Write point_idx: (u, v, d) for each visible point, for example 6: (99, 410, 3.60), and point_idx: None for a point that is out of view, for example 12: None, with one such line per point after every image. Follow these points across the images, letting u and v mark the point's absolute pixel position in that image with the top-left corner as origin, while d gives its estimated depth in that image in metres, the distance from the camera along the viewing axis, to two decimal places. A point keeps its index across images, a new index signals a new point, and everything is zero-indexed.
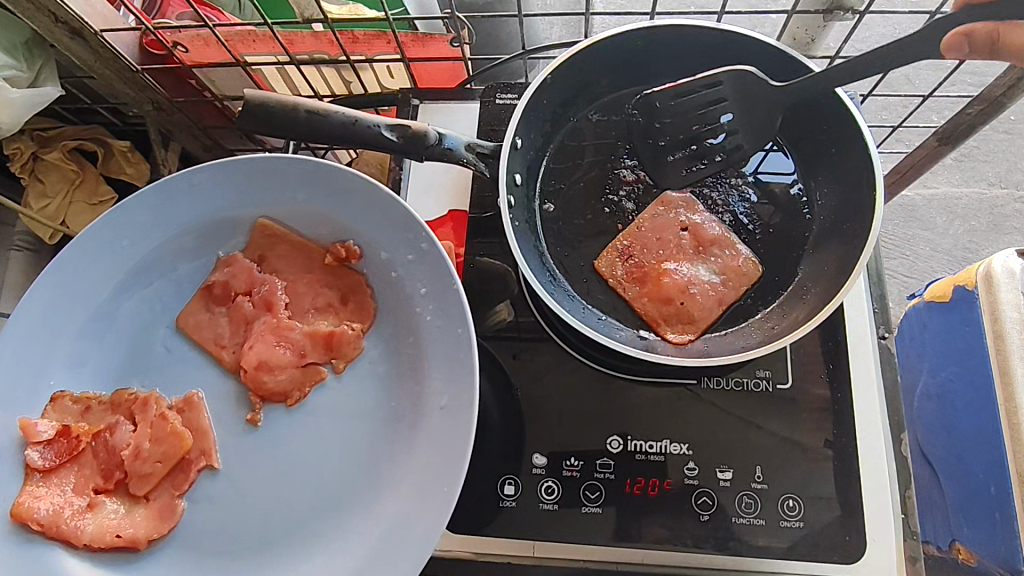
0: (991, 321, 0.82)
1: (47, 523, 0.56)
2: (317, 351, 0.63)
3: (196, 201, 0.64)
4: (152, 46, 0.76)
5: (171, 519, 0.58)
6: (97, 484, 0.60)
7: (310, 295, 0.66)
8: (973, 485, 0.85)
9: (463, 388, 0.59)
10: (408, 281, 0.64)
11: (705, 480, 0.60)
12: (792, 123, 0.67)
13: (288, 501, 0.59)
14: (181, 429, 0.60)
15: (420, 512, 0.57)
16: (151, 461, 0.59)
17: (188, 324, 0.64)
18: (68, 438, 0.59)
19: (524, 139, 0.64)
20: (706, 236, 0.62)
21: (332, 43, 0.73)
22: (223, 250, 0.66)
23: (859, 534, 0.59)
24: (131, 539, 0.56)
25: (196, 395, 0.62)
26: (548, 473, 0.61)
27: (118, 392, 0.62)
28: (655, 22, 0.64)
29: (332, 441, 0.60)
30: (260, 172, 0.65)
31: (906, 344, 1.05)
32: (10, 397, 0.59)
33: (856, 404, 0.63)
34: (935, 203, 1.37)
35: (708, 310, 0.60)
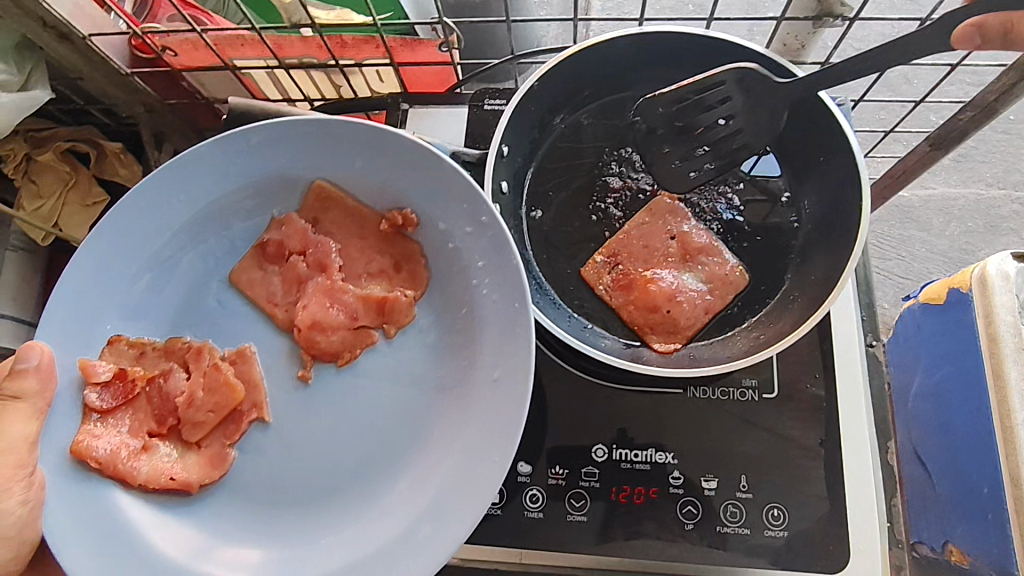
0: (985, 324, 0.84)
1: (105, 462, 0.55)
2: (369, 316, 0.61)
3: (254, 158, 0.60)
4: (141, 49, 0.76)
5: (223, 467, 0.57)
6: (152, 428, 0.58)
7: (363, 260, 0.64)
8: (966, 485, 0.86)
9: (516, 360, 0.57)
10: (464, 253, 0.61)
11: (690, 489, 0.60)
12: (780, 129, 0.67)
13: (327, 471, 0.58)
14: (234, 381, 0.59)
15: (472, 482, 0.56)
16: (204, 410, 0.58)
17: (241, 281, 0.62)
18: (124, 381, 0.58)
19: (511, 146, 0.64)
20: (694, 245, 0.62)
21: (321, 48, 0.73)
22: (277, 210, 0.63)
23: (846, 542, 0.59)
24: (184, 483, 0.56)
25: (249, 348, 0.61)
26: (533, 481, 0.61)
27: (173, 340, 0.61)
28: (645, 29, 0.64)
29: (384, 408, 0.60)
30: (322, 130, 0.60)
31: (900, 345, 1.04)
32: (67, 337, 0.56)
33: (844, 412, 0.63)
34: (932, 204, 1.36)
35: (694, 320, 0.60)
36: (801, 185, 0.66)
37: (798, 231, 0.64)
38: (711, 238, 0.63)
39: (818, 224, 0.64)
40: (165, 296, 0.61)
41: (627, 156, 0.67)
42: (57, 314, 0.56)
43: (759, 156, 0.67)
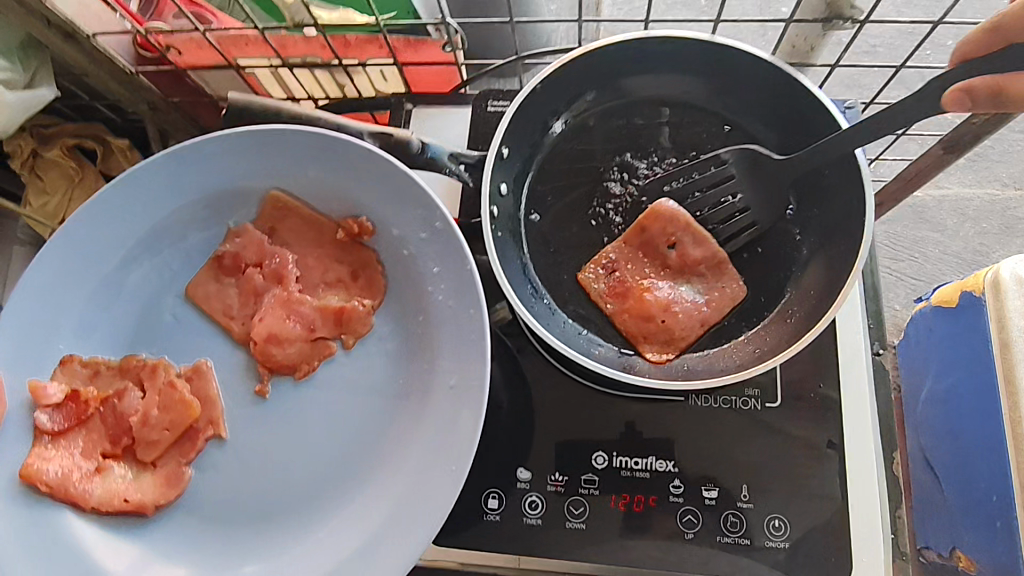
0: (996, 330, 0.81)
1: (55, 485, 0.55)
2: (326, 326, 0.61)
3: (210, 169, 0.62)
4: (145, 47, 0.76)
5: (178, 486, 0.57)
6: (106, 449, 0.58)
7: (320, 270, 0.64)
8: (976, 493, 0.84)
9: (471, 368, 0.59)
10: (419, 259, 0.62)
11: (690, 498, 0.60)
12: (788, 133, 0.66)
13: (292, 480, 0.59)
14: (188, 398, 0.59)
15: (425, 489, 0.57)
16: (159, 429, 0.58)
17: (197, 294, 0.62)
18: (76, 402, 0.58)
19: (511, 149, 0.65)
20: (691, 256, 0.62)
21: (324, 47, 0.73)
22: (232, 221, 0.64)
23: (848, 553, 0.58)
24: (138, 504, 0.56)
25: (204, 362, 0.61)
26: (532, 487, 0.61)
27: (127, 358, 0.60)
28: (649, 32, 0.64)
29: (337, 421, 0.60)
30: (276, 142, 0.62)
31: (909, 349, 1.02)
32: (19, 356, 0.58)
33: (848, 423, 0.62)
34: (946, 204, 1.34)
35: (689, 330, 0.60)
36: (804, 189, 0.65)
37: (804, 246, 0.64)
38: (709, 248, 0.62)
39: (819, 237, 0.63)
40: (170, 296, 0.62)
41: (628, 162, 0.66)
42: (8, 335, 0.57)
43: None
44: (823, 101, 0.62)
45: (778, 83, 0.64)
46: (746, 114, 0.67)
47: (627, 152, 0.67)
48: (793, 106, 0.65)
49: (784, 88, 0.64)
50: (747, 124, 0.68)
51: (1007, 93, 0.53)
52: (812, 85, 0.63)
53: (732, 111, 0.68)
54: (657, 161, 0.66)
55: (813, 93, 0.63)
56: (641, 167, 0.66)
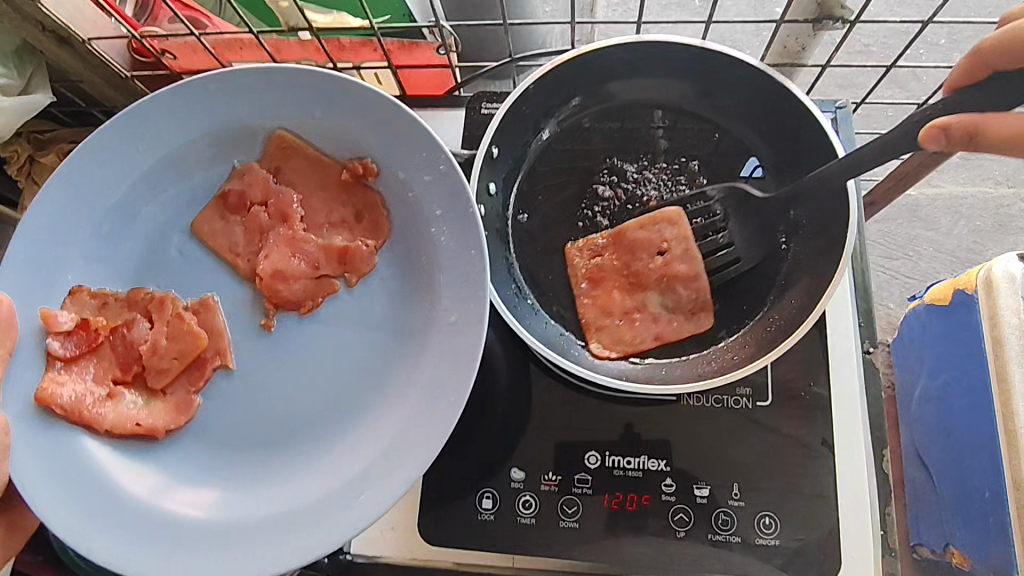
0: (990, 327, 0.82)
1: (70, 408, 0.56)
2: (330, 265, 0.62)
3: (217, 104, 0.61)
4: (141, 52, 0.76)
5: (187, 413, 0.58)
6: (116, 376, 0.59)
7: (324, 210, 0.64)
8: (968, 490, 0.85)
9: (472, 304, 0.59)
10: (423, 201, 0.62)
11: (682, 496, 0.61)
12: (776, 138, 0.68)
13: (291, 415, 0.60)
14: (197, 329, 0.59)
15: (429, 418, 0.57)
16: (168, 357, 0.59)
17: (202, 231, 0.62)
18: (87, 331, 0.58)
19: (500, 148, 0.65)
20: (678, 269, 0.62)
21: (318, 50, 0.73)
22: (238, 161, 0.64)
23: (839, 550, 0.59)
24: (149, 428, 0.57)
25: (212, 298, 0.61)
26: (526, 487, 0.61)
27: (135, 290, 0.61)
28: (643, 36, 0.65)
29: (341, 354, 0.61)
30: (283, 81, 0.61)
31: (904, 345, 1.03)
32: (29, 289, 0.58)
33: (839, 421, 0.63)
34: (939, 203, 1.35)
35: (639, 337, 0.62)
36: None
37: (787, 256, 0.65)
38: (696, 265, 0.63)
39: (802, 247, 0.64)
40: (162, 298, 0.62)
41: (618, 166, 0.67)
42: (18, 262, 0.57)
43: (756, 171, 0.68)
44: (812, 110, 0.63)
45: (767, 88, 0.65)
46: (735, 120, 0.68)
47: (618, 155, 0.67)
48: (782, 113, 0.66)
49: (774, 95, 0.65)
50: (737, 129, 0.69)
51: (986, 134, 0.45)
52: (804, 97, 0.63)
53: (721, 116, 0.69)
54: (647, 164, 0.67)
55: (803, 102, 0.63)
56: (630, 170, 0.67)
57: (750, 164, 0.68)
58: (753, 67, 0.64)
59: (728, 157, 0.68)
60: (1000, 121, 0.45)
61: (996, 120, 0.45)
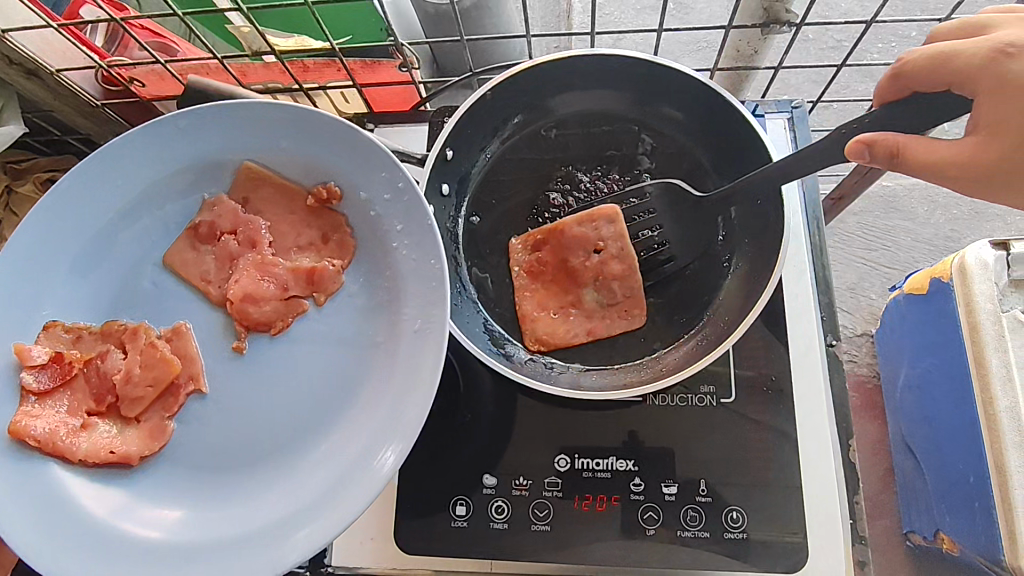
0: (965, 313, 0.83)
1: (43, 440, 0.54)
2: (299, 285, 0.61)
3: (182, 142, 0.61)
4: (110, 82, 0.77)
5: (163, 438, 0.58)
6: (90, 407, 0.57)
7: (293, 233, 0.63)
8: (953, 475, 0.86)
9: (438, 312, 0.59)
10: (385, 218, 0.62)
11: (651, 495, 0.62)
12: (726, 152, 0.69)
13: (262, 434, 0.59)
14: (170, 357, 0.58)
15: (397, 426, 0.57)
16: (141, 386, 0.58)
17: (173, 262, 0.61)
18: (61, 364, 0.57)
19: (455, 151, 0.68)
20: (611, 269, 0.64)
21: (283, 73, 0.75)
22: (207, 192, 0.63)
23: (806, 541, 0.60)
24: (124, 455, 0.56)
25: (184, 324, 0.60)
26: (497, 492, 0.62)
27: (109, 322, 0.60)
28: (598, 49, 0.67)
29: (312, 374, 0.60)
30: (245, 115, 0.61)
31: (885, 334, 1.05)
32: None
33: (802, 414, 0.64)
34: (915, 193, 1.37)
35: (573, 333, 0.64)
36: None
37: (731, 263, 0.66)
38: (630, 263, 0.64)
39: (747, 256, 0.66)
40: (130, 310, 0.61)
41: (573, 175, 0.69)
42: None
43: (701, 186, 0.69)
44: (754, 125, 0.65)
45: (716, 101, 0.67)
46: (688, 134, 0.70)
47: (573, 165, 0.70)
48: (730, 127, 0.67)
49: (722, 109, 0.67)
50: (689, 143, 0.70)
51: (909, 154, 0.48)
52: (747, 113, 0.65)
53: (672, 129, 0.70)
54: (601, 175, 0.69)
55: (746, 118, 0.65)
56: (583, 179, 0.69)
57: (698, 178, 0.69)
58: (699, 80, 0.66)
59: (673, 166, 0.70)
60: (921, 145, 0.48)
61: (916, 142, 0.48)
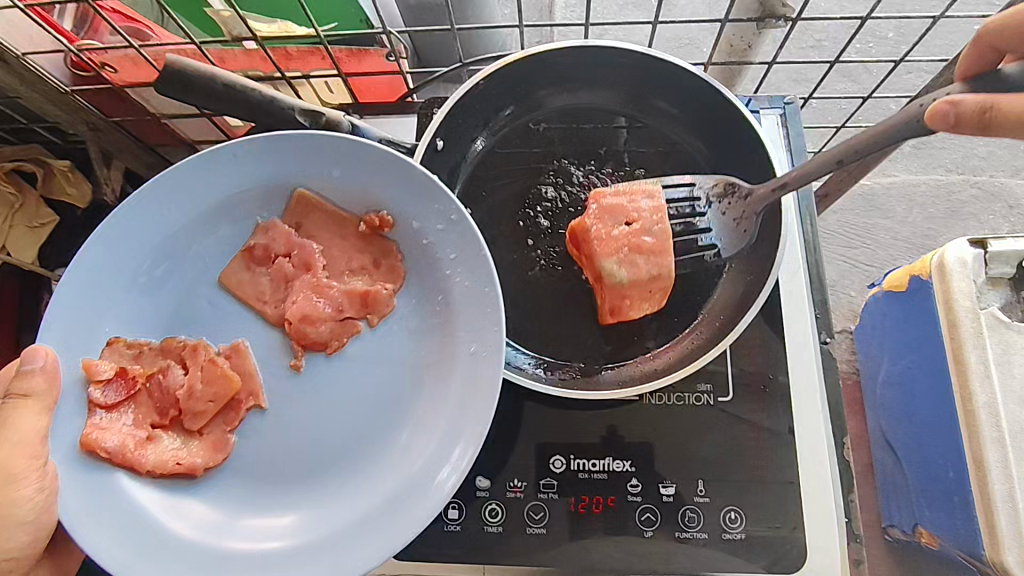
0: (944, 310, 0.81)
1: (115, 452, 0.54)
2: (353, 307, 0.60)
3: (233, 172, 0.59)
4: (80, 66, 0.74)
5: (225, 451, 0.57)
6: (154, 420, 0.58)
7: (346, 256, 0.63)
8: (934, 470, 0.87)
9: (492, 339, 0.58)
10: (437, 246, 0.61)
11: (648, 496, 0.61)
12: (718, 146, 0.68)
13: (320, 449, 0.58)
14: (230, 374, 0.58)
15: (452, 453, 0.57)
16: (204, 401, 0.58)
17: (230, 282, 0.60)
18: (127, 378, 0.57)
19: (445, 140, 0.66)
20: (643, 243, 0.61)
21: (265, 60, 0.72)
22: (260, 216, 0.62)
23: (804, 541, 0.60)
24: (189, 467, 0.56)
25: (243, 343, 0.60)
26: (491, 495, 0.61)
27: (168, 339, 0.59)
28: (591, 41, 0.65)
29: (370, 393, 0.59)
30: (295, 146, 0.59)
31: (867, 332, 1.05)
32: (66, 336, 0.55)
33: (799, 413, 0.64)
34: (894, 191, 1.38)
35: (605, 304, 0.62)
36: None
37: (727, 262, 0.65)
38: (663, 240, 0.61)
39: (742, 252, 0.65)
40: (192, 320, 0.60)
41: (566, 167, 0.67)
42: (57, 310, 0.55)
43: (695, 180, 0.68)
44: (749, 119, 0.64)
45: (711, 96, 0.66)
46: (680, 127, 0.69)
47: (566, 157, 0.68)
48: (723, 121, 0.66)
49: (715, 103, 0.66)
50: (681, 136, 0.69)
51: (1001, 108, 0.42)
52: (745, 111, 0.64)
53: (664, 123, 0.70)
54: (595, 168, 0.67)
55: (744, 115, 0.64)
56: (577, 174, 0.67)
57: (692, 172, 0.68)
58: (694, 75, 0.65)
59: (667, 158, 0.68)
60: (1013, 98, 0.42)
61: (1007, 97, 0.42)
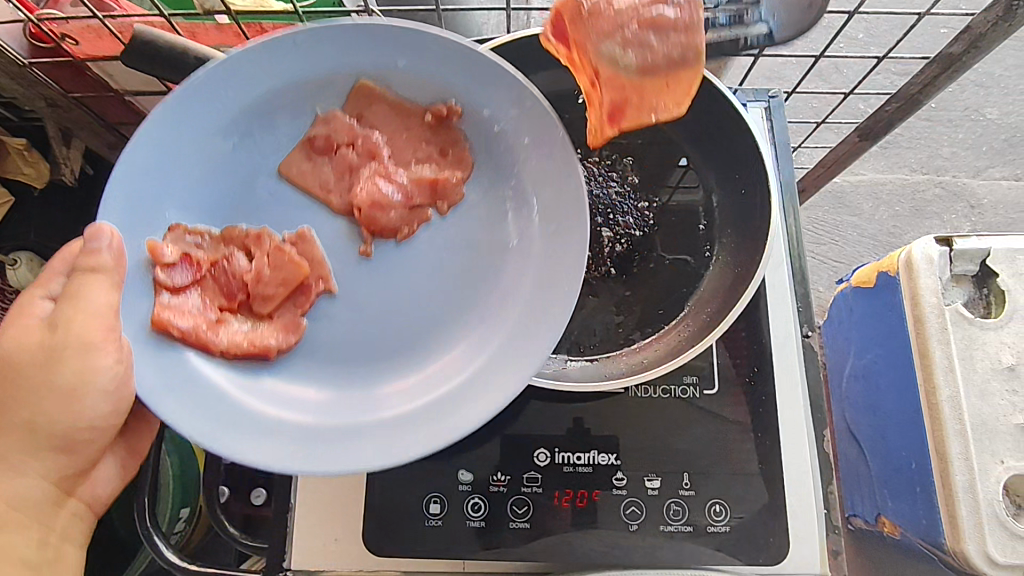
0: (911, 306, 0.81)
1: (187, 332, 0.55)
2: (422, 194, 0.61)
3: (287, 62, 0.59)
4: (38, 37, 0.69)
5: (298, 332, 0.58)
6: (221, 304, 0.58)
7: (412, 147, 0.63)
8: (896, 461, 0.86)
9: (577, 224, 0.59)
10: (509, 134, 0.62)
11: (633, 489, 0.60)
12: (703, 134, 0.68)
13: (394, 328, 0.59)
14: (299, 257, 0.58)
15: (531, 330, 0.58)
16: (273, 285, 0.57)
17: (292, 173, 0.60)
18: (191, 263, 0.57)
19: None
20: (662, 18, 0.53)
21: (238, 36, 0.69)
22: (320, 108, 0.61)
23: (786, 533, 0.60)
24: (263, 347, 0.57)
25: (308, 230, 0.60)
26: (474, 489, 0.60)
27: (229, 228, 0.59)
28: None
29: (447, 271, 0.61)
30: (366, 32, 0.58)
31: (834, 328, 1.03)
32: (129, 214, 0.55)
33: (783, 406, 0.64)
34: (862, 189, 1.41)
35: (585, 67, 0.56)
36: (713, 182, 0.67)
37: (715, 249, 0.65)
38: (692, 13, 0.53)
39: (729, 239, 0.65)
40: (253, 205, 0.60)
41: None
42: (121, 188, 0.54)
43: (682, 169, 0.68)
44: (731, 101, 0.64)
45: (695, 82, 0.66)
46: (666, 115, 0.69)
47: None
48: (708, 107, 0.66)
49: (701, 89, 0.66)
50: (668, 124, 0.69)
51: None
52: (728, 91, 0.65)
53: None
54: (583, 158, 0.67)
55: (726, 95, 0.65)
56: None
57: (678, 162, 0.68)
58: None
59: (655, 151, 0.68)
60: None
61: None
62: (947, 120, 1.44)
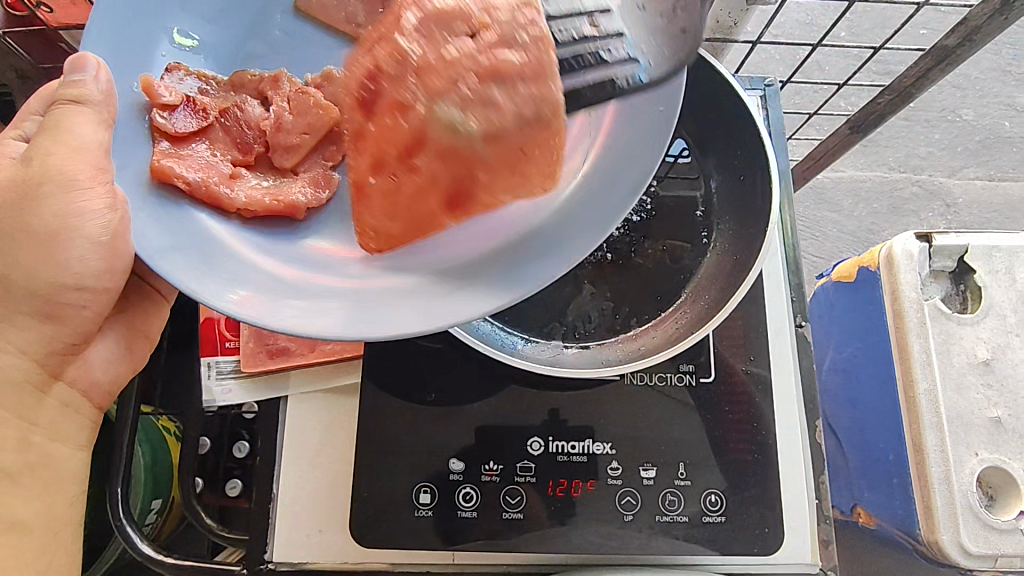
0: (891, 301, 0.76)
1: (194, 184, 0.55)
2: None
3: None
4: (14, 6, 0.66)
5: (328, 184, 0.61)
6: (235, 158, 0.61)
7: None
8: (874, 452, 0.80)
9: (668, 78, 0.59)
10: None
11: (628, 480, 0.60)
12: (700, 123, 0.68)
13: None
14: (321, 103, 0.63)
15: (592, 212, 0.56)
16: (296, 133, 0.62)
17: (309, 7, 0.67)
18: (197, 106, 0.60)
19: None
20: None
21: None
22: None
23: (779, 524, 0.60)
24: (290, 204, 0.58)
25: (332, 71, 0.66)
26: (466, 479, 0.59)
27: (236, 76, 0.64)
28: None
29: None
30: None
31: (817, 323, 0.97)
32: (113, 50, 0.57)
33: (777, 396, 0.64)
34: (842, 186, 1.43)
35: None
36: (709, 169, 0.67)
37: (713, 235, 0.64)
38: None
39: (726, 226, 0.64)
40: (261, 61, 0.66)
41: None
42: (106, 30, 0.57)
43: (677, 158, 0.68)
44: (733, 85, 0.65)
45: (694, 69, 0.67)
46: None
47: None
48: (709, 95, 0.67)
49: (700, 77, 0.67)
50: None
51: None
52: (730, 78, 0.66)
53: None
54: None
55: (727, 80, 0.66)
56: None
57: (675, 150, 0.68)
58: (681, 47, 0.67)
59: None
60: None
61: None
62: (924, 120, 1.46)
